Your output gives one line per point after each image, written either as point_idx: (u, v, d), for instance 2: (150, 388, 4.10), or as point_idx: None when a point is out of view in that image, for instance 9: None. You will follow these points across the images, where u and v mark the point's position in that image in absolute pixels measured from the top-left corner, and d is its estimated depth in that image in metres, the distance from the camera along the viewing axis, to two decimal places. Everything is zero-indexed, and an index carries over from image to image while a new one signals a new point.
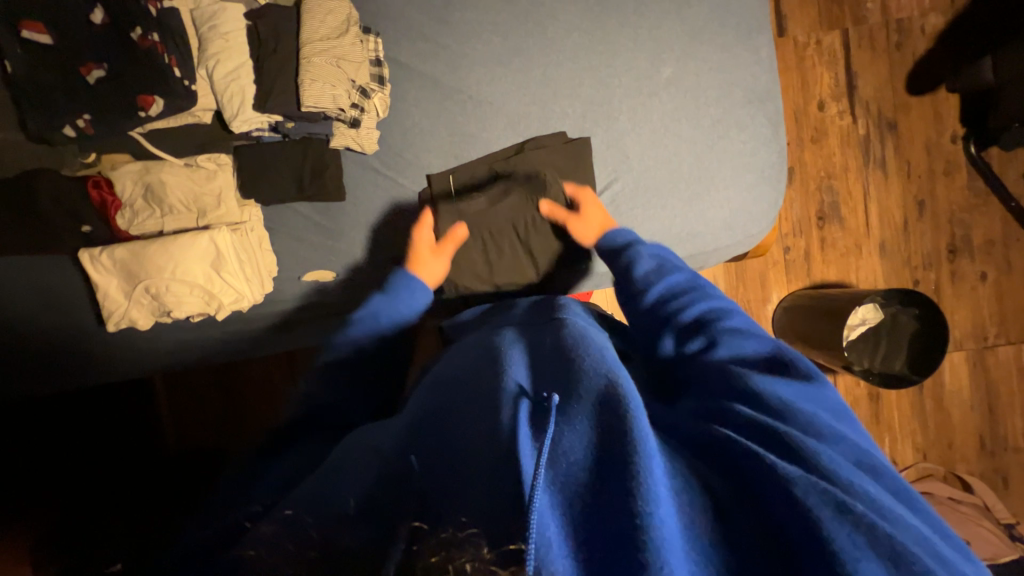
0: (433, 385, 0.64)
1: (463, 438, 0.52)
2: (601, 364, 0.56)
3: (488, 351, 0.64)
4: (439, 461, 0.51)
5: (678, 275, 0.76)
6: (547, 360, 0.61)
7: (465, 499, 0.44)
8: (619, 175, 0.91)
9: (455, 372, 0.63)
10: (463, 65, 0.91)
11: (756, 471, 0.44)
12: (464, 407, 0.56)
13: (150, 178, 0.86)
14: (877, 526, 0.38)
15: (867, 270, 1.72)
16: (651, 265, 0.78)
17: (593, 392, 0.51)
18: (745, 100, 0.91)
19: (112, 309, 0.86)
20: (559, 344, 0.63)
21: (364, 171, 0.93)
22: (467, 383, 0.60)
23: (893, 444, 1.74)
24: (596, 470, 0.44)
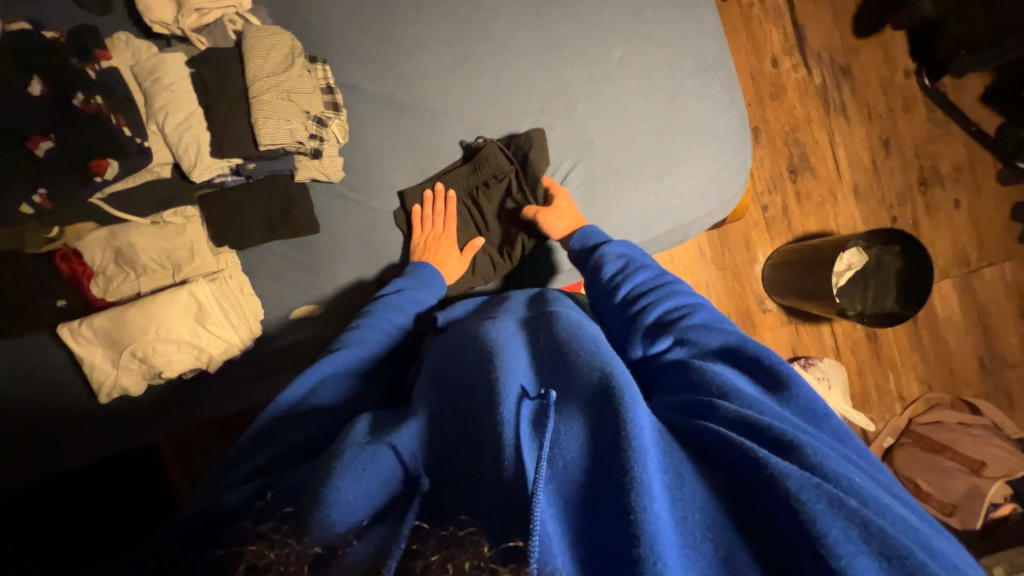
0: (427, 383, 0.62)
1: (461, 442, 0.52)
2: (594, 358, 0.56)
3: (481, 341, 0.63)
4: (444, 461, 0.51)
5: (641, 273, 0.76)
6: (543, 356, 0.61)
7: (469, 499, 0.46)
8: (587, 163, 0.91)
9: (453, 365, 0.63)
10: (415, 79, 0.91)
11: (746, 464, 0.44)
12: (455, 411, 0.55)
13: (117, 241, 0.85)
14: (867, 516, 0.39)
15: (845, 215, 1.75)
16: (616, 266, 0.78)
17: (588, 394, 0.51)
18: (699, 71, 0.92)
19: (101, 379, 0.84)
20: (553, 337, 0.63)
21: (334, 200, 0.92)
22: (458, 383, 0.59)
23: (898, 380, 1.77)
24: (591, 475, 0.45)
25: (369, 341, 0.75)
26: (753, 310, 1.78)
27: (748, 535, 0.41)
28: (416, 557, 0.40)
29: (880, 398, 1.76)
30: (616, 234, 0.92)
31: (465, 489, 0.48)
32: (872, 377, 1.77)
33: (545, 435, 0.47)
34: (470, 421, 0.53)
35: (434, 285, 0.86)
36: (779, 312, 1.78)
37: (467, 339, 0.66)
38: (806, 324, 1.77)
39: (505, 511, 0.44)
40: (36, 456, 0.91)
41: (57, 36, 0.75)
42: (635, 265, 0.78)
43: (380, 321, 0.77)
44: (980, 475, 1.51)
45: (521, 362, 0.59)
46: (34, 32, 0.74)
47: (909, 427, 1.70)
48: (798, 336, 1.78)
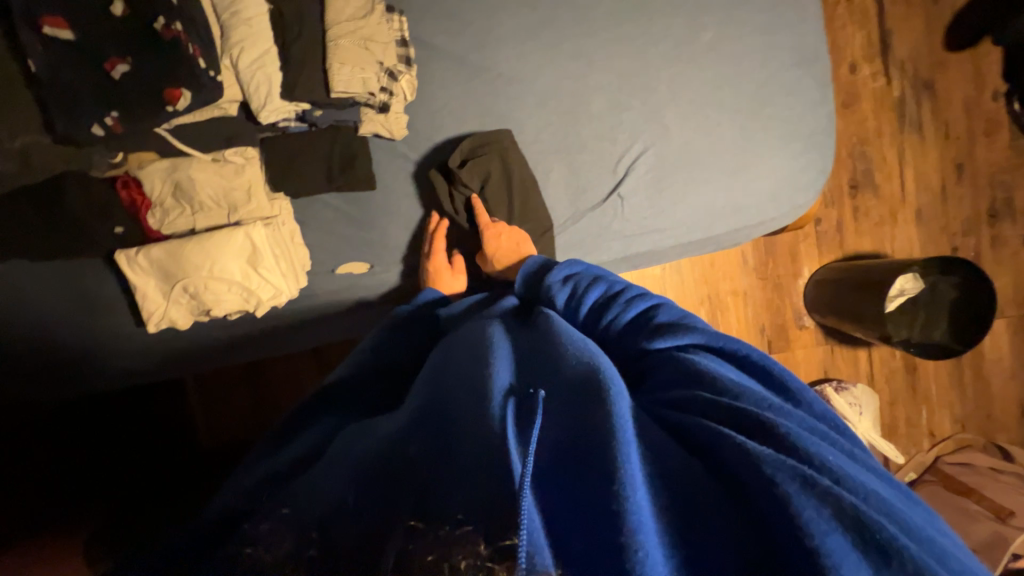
0: (427, 377, 0.60)
1: (441, 423, 0.50)
2: (583, 353, 0.55)
3: (475, 341, 0.62)
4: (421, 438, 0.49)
5: (596, 288, 0.68)
6: (529, 356, 0.59)
7: (446, 477, 0.44)
8: (659, 149, 0.87)
9: (439, 364, 0.61)
10: (491, 42, 0.87)
11: (726, 457, 0.41)
12: (445, 395, 0.54)
13: (178, 174, 0.86)
14: (845, 500, 0.36)
15: (902, 239, 1.66)
16: (566, 293, 0.70)
17: (575, 382, 0.50)
18: (791, 63, 0.86)
19: (151, 310, 0.85)
20: (543, 339, 0.61)
21: (394, 159, 0.90)
22: (449, 377, 0.57)
23: (930, 416, 1.71)
24: (564, 455, 0.43)
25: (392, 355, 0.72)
26: (789, 325, 1.73)
27: (729, 513, 0.39)
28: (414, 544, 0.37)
29: (908, 431, 1.71)
30: (679, 227, 0.89)
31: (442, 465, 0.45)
32: (903, 409, 1.71)
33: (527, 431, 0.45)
34: (454, 406, 0.52)
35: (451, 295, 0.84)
36: (816, 331, 1.73)
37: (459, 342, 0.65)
38: (843, 346, 1.72)
39: (483, 478, 0.41)
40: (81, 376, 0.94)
41: None
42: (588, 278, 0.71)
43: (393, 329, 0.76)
44: (1007, 525, 1.40)
45: (506, 361, 0.57)
46: None
47: (935, 464, 1.65)
48: (833, 358, 1.72)
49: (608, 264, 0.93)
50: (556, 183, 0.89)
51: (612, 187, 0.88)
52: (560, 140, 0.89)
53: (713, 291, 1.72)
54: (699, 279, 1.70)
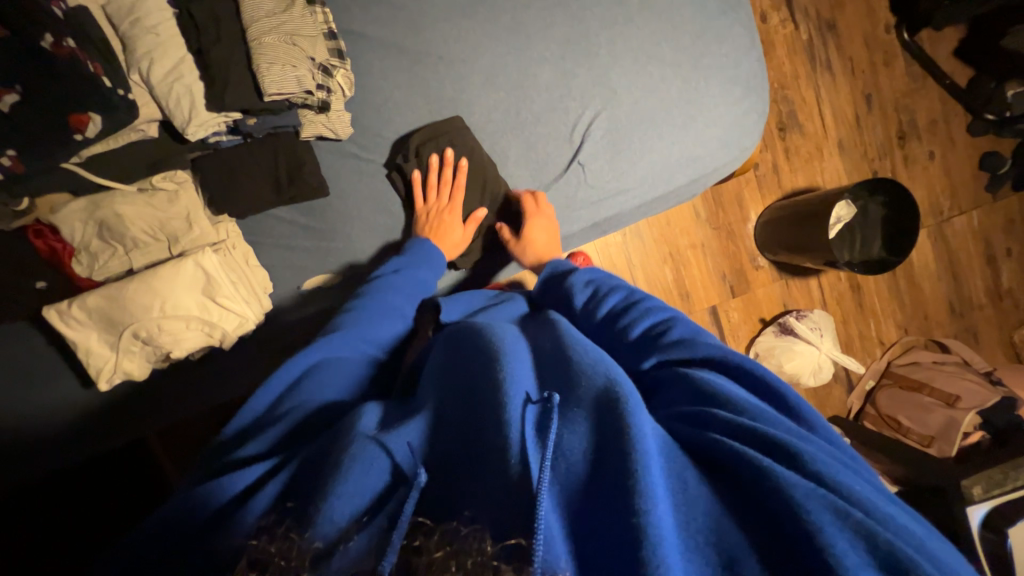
0: (428, 375, 0.57)
1: (449, 443, 0.47)
2: (597, 360, 0.51)
3: (474, 338, 0.56)
4: (434, 447, 0.47)
5: (615, 296, 0.68)
6: (544, 358, 0.55)
7: (465, 491, 0.43)
8: (610, 111, 0.88)
9: (441, 364, 0.56)
10: (425, 25, 0.84)
11: (745, 468, 0.41)
12: (442, 416, 0.49)
13: (101, 212, 0.76)
14: (877, 531, 0.36)
15: (831, 171, 1.80)
16: (586, 295, 0.70)
17: (596, 400, 0.46)
18: (718, 13, 0.90)
19: (99, 365, 0.76)
20: (555, 336, 0.57)
21: (344, 160, 0.86)
22: (454, 378, 0.53)
23: (878, 327, 1.88)
24: (588, 489, 0.41)
25: (375, 332, 0.69)
26: (746, 268, 1.83)
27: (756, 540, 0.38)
28: (420, 554, 0.38)
29: (862, 345, 1.87)
30: (641, 185, 0.91)
31: (466, 486, 0.43)
32: (855, 326, 1.87)
33: (550, 440, 0.43)
34: (460, 427, 0.47)
35: (433, 260, 0.81)
36: (771, 269, 1.84)
37: (462, 338, 0.59)
38: (796, 278, 1.84)
39: (505, 512, 0.40)
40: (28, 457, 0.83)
41: None
42: (607, 284, 0.70)
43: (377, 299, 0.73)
44: (957, 408, 1.58)
45: (524, 365, 0.53)
46: None
47: (889, 369, 1.82)
48: (789, 291, 1.85)
49: (580, 233, 0.93)
50: (515, 160, 0.88)
51: (571, 156, 0.89)
52: (513, 117, 0.87)
53: (673, 248, 1.78)
54: (659, 238, 1.77)
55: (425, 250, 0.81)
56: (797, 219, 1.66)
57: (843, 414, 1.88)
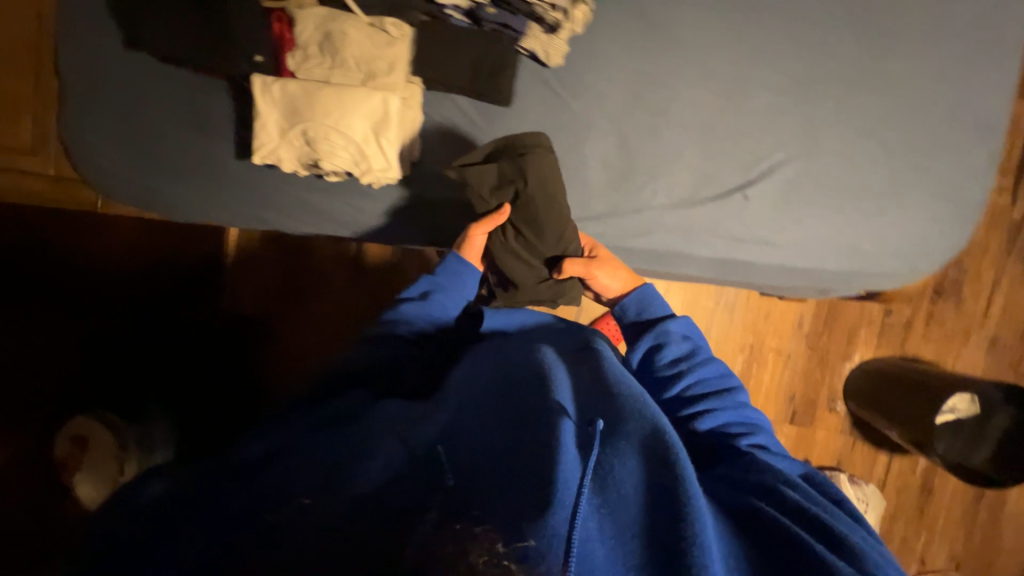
0: (465, 384, 0.67)
1: (493, 444, 0.54)
2: (642, 414, 0.58)
3: (529, 362, 0.66)
4: (460, 454, 0.53)
5: (710, 366, 0.79)
6: (586, 394, 0.62)
7: (499, 500, 0.46)
8: (803, 163, 0.84)
9: (494, 377, 0.66)
10: (676, 2, 0.84)
11: (784, 541, 0.49)
12: (498, 420, 0.58)
13: (333, 26, 0.88)
14: None
15: (967, 361, 1.60)
16: (685, 349, 0.79)
17: (638, 441, 0.54)
18: (960, 130, 0.83)
19: (263, 141, 0.85)
20: (595, 381, 0.65)
21: (537, 84, 0.89)
22: (512, 391, 0.62)
23: (927, 543, 1.65)
24: (643, 508, 0.47)
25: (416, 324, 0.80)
26: (819, 404, 1.68)
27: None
28: (436, 536, 0.41)
29: (900, 550, 1.65)
30: (790, 248, 0.87)
31: (499, 489, 0.47)
32: (903, 527, 1.66)
33: (596, 459, 0.50)
34: (514, 432, 0.55)
35: (462, 283, 0.84)
36: (844, 419, 1.68)
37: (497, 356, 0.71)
38: (865, 443, 1.67)
39: (527, 501, 0.45)
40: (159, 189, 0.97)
41: None
42: (699, 350, 0.80)
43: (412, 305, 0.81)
44: None
45: (567, 391, 0.62)
46: None
47: None
48: (850, 450, 1.67)
49: (702, 261, 0.91)
50: (686, 163, 0.86)
51: (740, 186, 0.85)
52: (706, 122, 0.86)
53: (757, 342, 1.68)
54: (746, 325, 1.68)
55: (454, 270, 0.84)
56: (899, 386, 1.54)
57: None
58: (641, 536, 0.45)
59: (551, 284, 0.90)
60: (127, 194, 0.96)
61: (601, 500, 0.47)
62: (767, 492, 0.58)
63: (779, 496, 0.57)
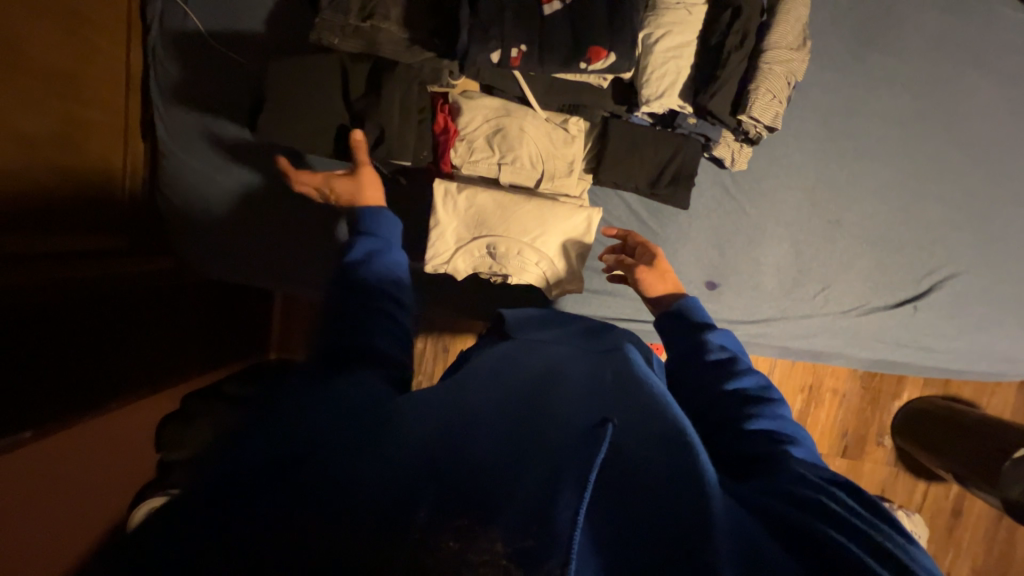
0: (482, 373, 0.52)
1: (505, 445, 0.40)
2: (650, 409, 0.47)
3: (577, 373, 0.53)
4: (471, 472, 0.37)
5: (748, 377, 0.62)
6: (591, 388, 0.50)
7: (486, 519, 0.33)
8: (969, 275, 0.87)
9: (539, 380, 0.51)
10: (861, 114, 0.84)
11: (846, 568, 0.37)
12: (496, 419, 0.44)
13: (508, 121, 0.80)
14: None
15: (1000, 399, 1.76)
16: (723, 357, 0.64)
17: (627, 434, 0.43)
18: None
19: (439, 250, 0.79)
20: (599, 376, 0.53)
21: (714, 187, 0.86)
22: (541, 395, 0.48)
23: (956, 560, 1.83)
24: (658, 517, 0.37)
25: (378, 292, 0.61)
26: (868, 438, 1.80)
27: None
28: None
29: None
30: (946, 353, 0.91)
31: (508, 501, 0.35)
32: (935, 547, 1.82)
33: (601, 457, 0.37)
34: (525, 433, 0.42)
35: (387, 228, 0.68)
36: (890, 452, 1.81)
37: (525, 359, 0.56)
38: (907, 473, 1.81)
39: (517, 518, 0.33)
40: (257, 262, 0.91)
41: None
42: (727, 354, 0.65)
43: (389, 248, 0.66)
44: None
45: (576, 391, 0.49)
46: None
47: None
48: (893, 480, 1.81)
49: (858, 360, 0.94)
50: (859, 273, 0.88)
51: (910, 296, 0.88)
52: (880, 233, 0.87)
53: (816, 382, 1.77)
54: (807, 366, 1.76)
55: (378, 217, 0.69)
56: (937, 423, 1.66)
57: None
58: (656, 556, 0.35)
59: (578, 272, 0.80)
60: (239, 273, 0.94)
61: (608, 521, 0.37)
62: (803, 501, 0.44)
63: (824, 512, 0.42)
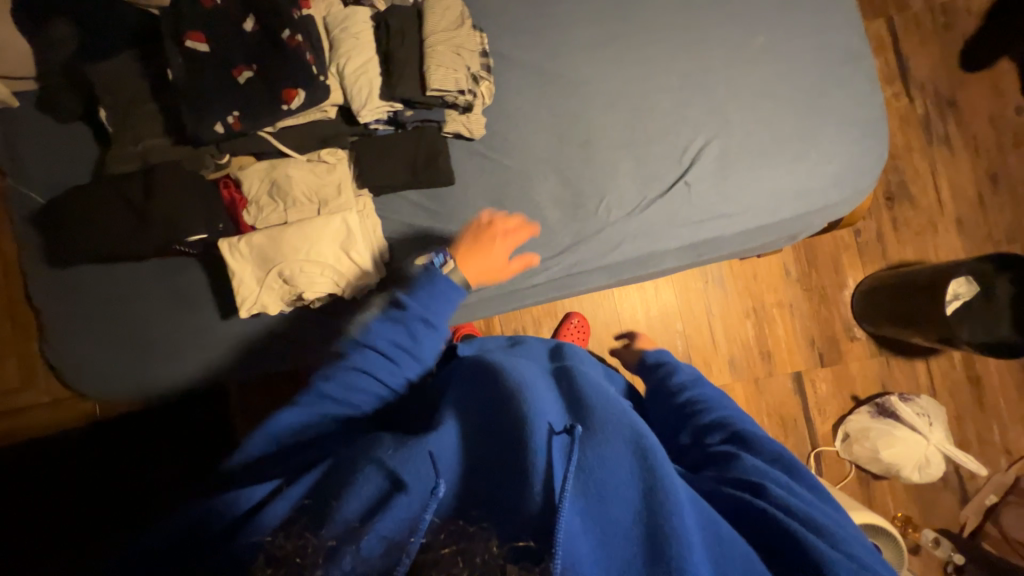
0: (460, 397, 0.62)
1: (501, 454, 0.53)
2: (621, 412, 0.59)
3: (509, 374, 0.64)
4: (468, 487, 0.51)
5: (700, 384, 0.83)
6: (565, 402, 0.63)
7: (490, 503, 0.49)
8: (719, 137, 0.93)
9: (485, 399, 0.61)
10: (562, 52, 0.96)
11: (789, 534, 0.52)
12: (467, 432, 0.57)
13: (276, 173, 0.94)
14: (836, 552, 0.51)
15: (946, 248, 1.67)
16: (688, 375, 0.86)
17: (619, 437, 0.54)
18: (838, 62, 0.92)
19: (245, 295, 0.89)
20: (575, 388, 0.64)
21: (473, 157, 0.97)
22: (498, 409, 0.58)
23: (1003, 431, 1.64)
24: (635, 508, 0.50)
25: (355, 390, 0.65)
26: (840, 337, 1.70)
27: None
28: (429, 550, 0.42)
29: (983, 448, 1.63)
30: (744, 212, 0.93)
31: (505, 500, 0.49)
32: (974, 425, 1.64)
33: (574, 465, 0.51)
34: (507, 446, 0.53)
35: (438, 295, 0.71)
36: (869, 343, 1.69)
37: (493, 368, 0.64)
38: (900, 358, 1.68)
39: (521, 513, 0.47)
40: (154, 367, 1.00)
41: (253, 25, 0.83)
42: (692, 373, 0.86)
43: (285, 415, 0.63)
44: None
45: (551, 402, 0.59)
46: (241, 18, 0.83)
47: (1018, 485, 1.58)
48: (889, 370, 1.68)
49: (677, 252, 0.97)
50: (625, 174, 0.94)
51: (681, 177, 0.93)
52: (629, 136, 0.95)
53: (758, 303, 1.72)
54: (741, 292, 1.72)
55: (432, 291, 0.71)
56: (889, 295, 1.57)
57: (956, 528, 1.62)
58: (633, 537, 0.48)
59: (355, 270, 0.89)
60: (113, 391, 1.00)
61: (593, 512, 0.49)
62: (759, 488, 0.59)
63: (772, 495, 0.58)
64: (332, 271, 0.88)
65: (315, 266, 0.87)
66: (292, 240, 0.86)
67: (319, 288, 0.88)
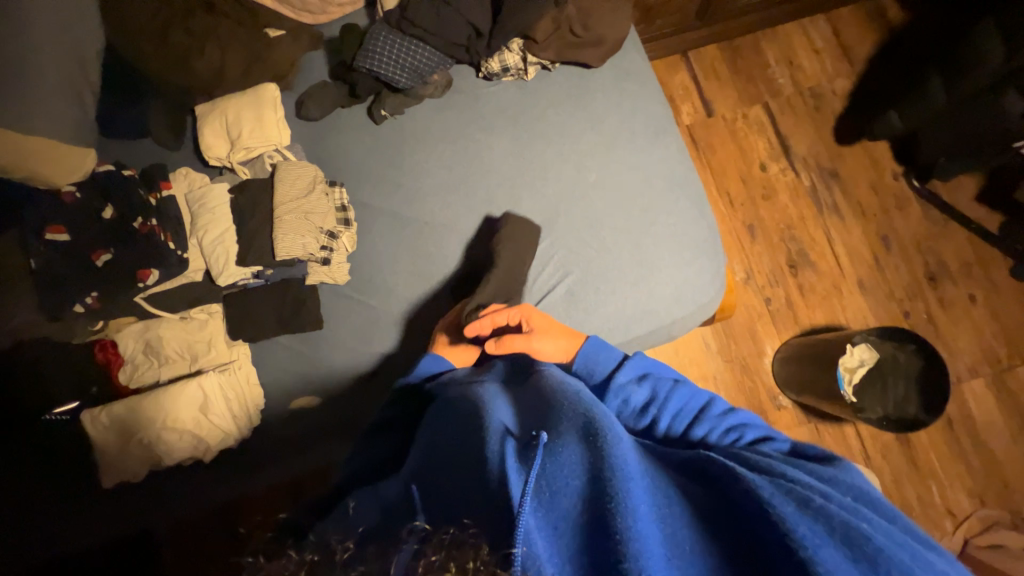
0: (431, 448, 0.68)
1: (463, 478, 0.57)
2: (579, 406, 0.62)
3: (472, 406, 0.70)
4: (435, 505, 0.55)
5: (680, 396, 0.76)
6: (529, 410, 0.67)
7: (465, 507, 0.52)
8: (568, 270, 0.99)
9: (459, 430, 0.67)
10: (418, 198, 1.05)
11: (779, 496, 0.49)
12: (438, 472, 0.62)
13: (149, 334, 0.97)
14: (822, 510, 0.48)
15: (853, 309, 1.72)
16: (645, 393, 0.77)
17: (572, 430, 0.57)
18: (666, 188, 1.01)
19: (105, 465, 0.90)
20: (540, 395, 0.69)
21: (338, 300, 1.02)
22: (458, 446, 0.63)
23: (941, 492, 1.60)
24: (584, 488, 0.50)
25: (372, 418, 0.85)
26: (766, 405, 1.69)
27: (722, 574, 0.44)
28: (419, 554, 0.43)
29: (925, 513, 1.58)
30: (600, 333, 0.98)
31: (463, 501, 0.53)
32: (911, 488, 1.61)
33: (534, 466, 0.52)
34: (468, 470, 0.57)
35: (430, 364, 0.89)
36: (796, 410, 1.68)
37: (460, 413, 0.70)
38: (827, 423, 1.66)
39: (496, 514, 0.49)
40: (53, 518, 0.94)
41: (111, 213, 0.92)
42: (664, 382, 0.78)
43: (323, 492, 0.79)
44: None
45: (504, 411, 0.69)
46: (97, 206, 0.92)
47: (966, 551, 1.51)
48: (820, 437, 1.66)
49: None
50: None
51: (551, 286, 0.99)
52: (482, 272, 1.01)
53: None
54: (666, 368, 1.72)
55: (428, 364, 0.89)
56: (809, 351, 1.57)
57: None
58: (582, 519, 0.48)
59: (218, 431, 0.93)
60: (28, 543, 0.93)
61: (543, 495, 0.50)
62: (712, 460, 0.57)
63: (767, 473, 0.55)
64: (192, 436, 0.92)
65: (178, 433, 0.91)
66: (151, 408, 0.90)
67: (181, 451, 0.92)
